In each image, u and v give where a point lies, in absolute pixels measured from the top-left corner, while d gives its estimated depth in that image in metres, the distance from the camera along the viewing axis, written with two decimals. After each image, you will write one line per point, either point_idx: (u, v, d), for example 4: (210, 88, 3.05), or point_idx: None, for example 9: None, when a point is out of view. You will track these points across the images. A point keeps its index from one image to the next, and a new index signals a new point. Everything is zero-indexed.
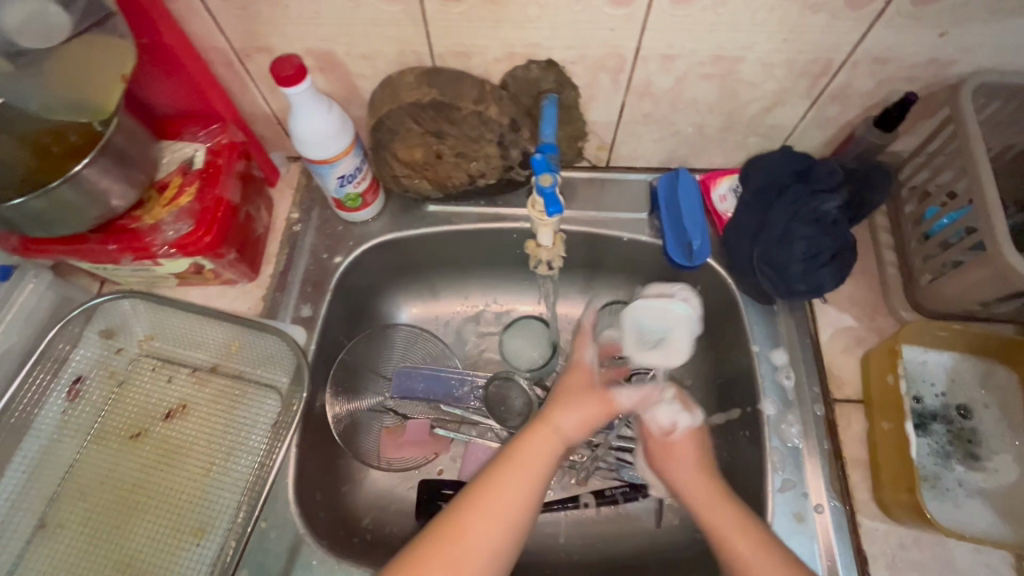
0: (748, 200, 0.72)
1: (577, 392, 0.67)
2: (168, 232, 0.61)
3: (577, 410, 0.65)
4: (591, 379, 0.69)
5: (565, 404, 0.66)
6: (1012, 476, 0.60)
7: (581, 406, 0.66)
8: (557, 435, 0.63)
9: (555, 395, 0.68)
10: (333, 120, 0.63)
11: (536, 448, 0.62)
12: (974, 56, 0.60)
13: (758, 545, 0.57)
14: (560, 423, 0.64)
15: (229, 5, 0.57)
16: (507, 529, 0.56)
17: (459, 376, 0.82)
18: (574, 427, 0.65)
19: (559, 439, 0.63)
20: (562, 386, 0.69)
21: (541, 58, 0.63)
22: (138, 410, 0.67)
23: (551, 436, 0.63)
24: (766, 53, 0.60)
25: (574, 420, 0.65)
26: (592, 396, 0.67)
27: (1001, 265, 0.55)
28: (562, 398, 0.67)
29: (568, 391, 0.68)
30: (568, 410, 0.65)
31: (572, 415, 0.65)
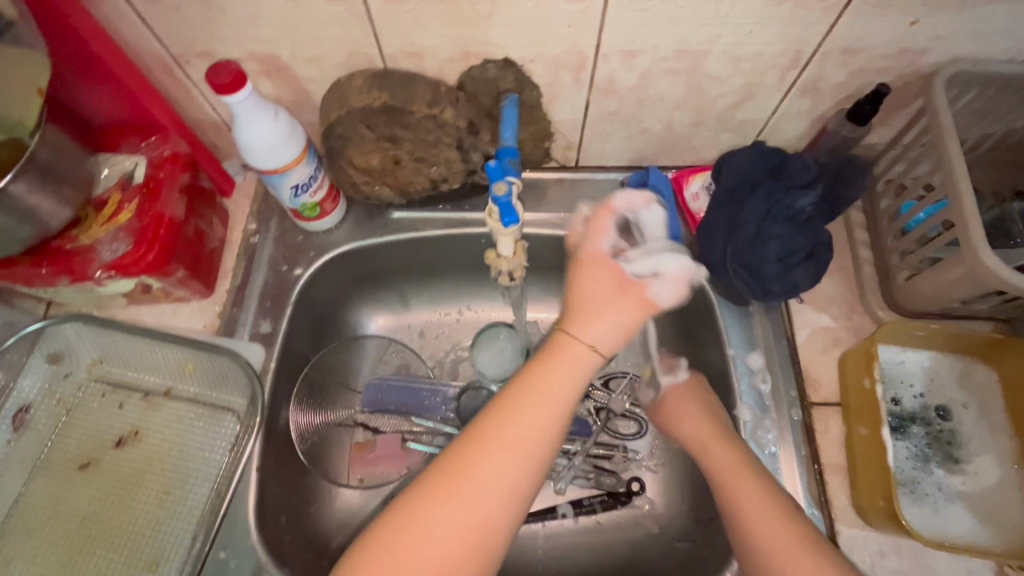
0: (720, 199, 0.69)
1: (607, 295, 0.55)
2: (105, 253, 0.57)
3: (608, 319, 0.54)
4: (619, 278, 0.56)
5: (592, 315, 0.55)
6: (992, 478, 0.58)
7: (609, 314, 0.55)
8: (582, 353, 0.54)
9: (574, 296, 0.56)
10: (280, 128, 0.60)
11: (558, 372, 0.53)
12: (947, 45, 0.58)
13: (778, 523, 0.53)
14: (592, 339, 0.54)
15: (159, 8, 0.53)
16: (524, 468, 0.50)
17: (430, 387, 0.80)
18: (605, 342, 0.54)
19: (585, 359, 0.54)
20: (576, 287, 0.57)
21: (498, 57, 0.60)
22: (87, 438, 0.64)
23: (577, 355, 0.53)
24: (732, 46, 0.58)
25: (605, 333, 0.54)
26: (619, 296, 0.55)
27: (975, 264, 0.53)
28: (585, 306, 0.55)
29: (594, 293, 0.55)
30: (592, 322, 0.54)
31: (602, 327, 0.54)
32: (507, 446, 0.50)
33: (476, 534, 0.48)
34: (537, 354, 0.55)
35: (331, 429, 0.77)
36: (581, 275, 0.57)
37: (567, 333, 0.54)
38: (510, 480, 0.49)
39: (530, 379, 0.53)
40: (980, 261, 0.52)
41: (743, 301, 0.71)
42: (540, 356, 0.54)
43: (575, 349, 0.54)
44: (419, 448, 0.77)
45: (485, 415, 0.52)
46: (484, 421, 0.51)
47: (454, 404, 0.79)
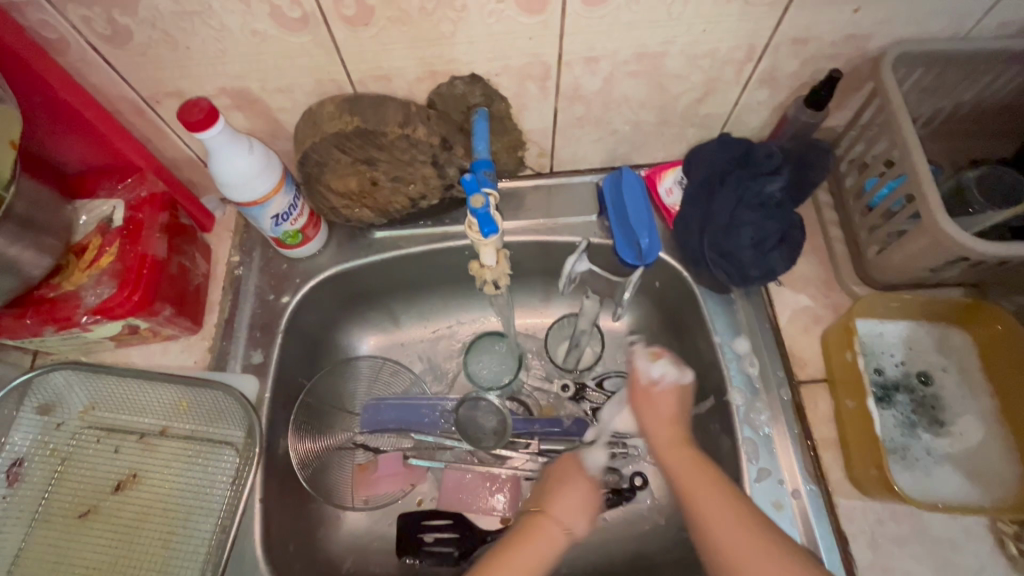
0: (692, 192, 0.71)
1: (574, 481, 0.63)
2: (89, 298, 0.58)
3: (575, 501, 0.61)
4: (584, 477, 0.63)
5: (562, 501, 0.61)
6: (976, 437, 0.60)
7: (576, 495, 0.61)
8: (554, 532, 0.58)
9: (548, 484, 0.63)
10: (256, 160, 0.60)
11: (535, 545, 0.56)
12: (890, 29, 0.60)
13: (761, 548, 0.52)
14: (561, 518, 0.59)
15: (126, 52, 0.54)
16: None
17: (429, 402, 0.78)
18: (573, 527, 0.59)
19: (556, 540, 0.58)
20: (550, 477, 0.64)
21: (464, 73, 0.61)
22: (84, 486, 0.63)
23: (550, 531, 0.58)
24: (687, 45, 0.60)
25: (573, 515, 0.60)
26: (586, 487, 0.62)
27: (937, 234, 0.55)
28: (555, 490, 0.62)
29: (568, 483, 0.62)
30: (562, 507, 0.60)
31: (567, 499, 0.61)
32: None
33: None
34: (513, 529, 0.59)
35: (333, 453, 0.77)
36: (557, 469, 0.65)
37: (539, 512, 0.60)
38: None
39: (513, 543, 0.56)
40: (942, 229, 0.54)
41: (725, 289, 0.73)
42: (521, 527, 0.58)
43: (546, 526, 0.58)
44: (420, 464, 0.77)
45: None
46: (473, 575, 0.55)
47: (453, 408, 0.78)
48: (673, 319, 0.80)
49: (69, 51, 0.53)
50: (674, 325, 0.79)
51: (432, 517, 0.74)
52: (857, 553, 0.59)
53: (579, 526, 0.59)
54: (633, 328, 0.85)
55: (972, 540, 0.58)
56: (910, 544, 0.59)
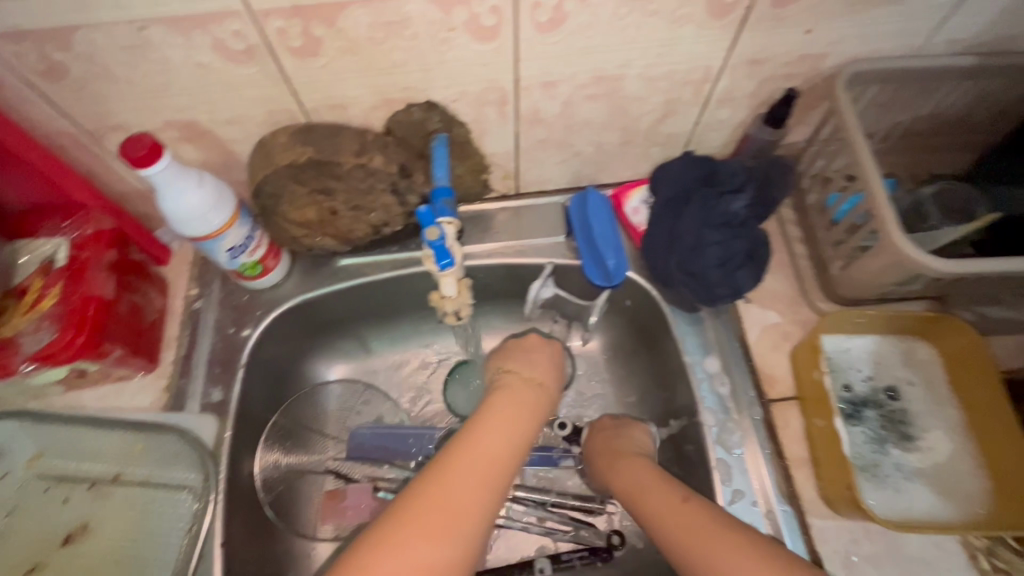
0: (658, 211, 0.72)
1: (542, 355, 0.70)
2: (28, 343, 0.55)
3: (545, 367, 0.69)
4: (552, 349, 0.72)
5: (534, 364, 0.68)
6: (944, 451, 0.60)
7: (544, 364, 0.69)
8: (535, 390, 0.65)
9: (516, 350, 0.70)
10: (207, 193, 0.58)
11: (523, 400, 0.62)
12: (844, 48, 0.61)
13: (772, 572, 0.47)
14: (535, 374, 0.67)
15: (64, 88, 0.52)
16: (484, 483, 0.52)
17: (414, 433, 0.78)
18: (548, 377, 0.68)
19: (542, 402, 0.64)
20: (522, 341, 0.73)
21: (420, 100, 0.60)
22: (31, 540, 0.60)
23: (530, 388, 0.64)
24: (644, 68, 0.60)
25: (546, 373, 0.68)
26: (552, 360, 0.71)
27: (896, 252, 0.56)
28: (528, 361, 0.69)
29: (538, 356, 0.70)
30: (537, 371, 0.68)
31: (540, 364, 0.69)
32: (486, 445, 0.55)
33: (450, 523, 0.48)
34: (496, 391, 0.63)
35: (303, 481, 0.75)
36: (523, 343, 0.72)
37: (515, 375, 0.66)
38: (480, 485, 0.51)
39: (501, 397, 0.62)
40: (899, 247, 0.55)
41: (693, 308, 0.72)
42: (501, 392, 0.63)
43: (526, 392, 0.63)
44: (391, 497, 0.74)
45: (459, 437, 0.56)
46: (464, 431, 0.57)
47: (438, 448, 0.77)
48: (645, 336, 0.79)
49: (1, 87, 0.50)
50: (647, 342, 0.79)
51: None
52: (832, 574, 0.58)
53: (554, 395, 0.67)
54: (608, 347, 0.84)
55: (945, 556, 0.58)
56: (884, 564, 0.58)
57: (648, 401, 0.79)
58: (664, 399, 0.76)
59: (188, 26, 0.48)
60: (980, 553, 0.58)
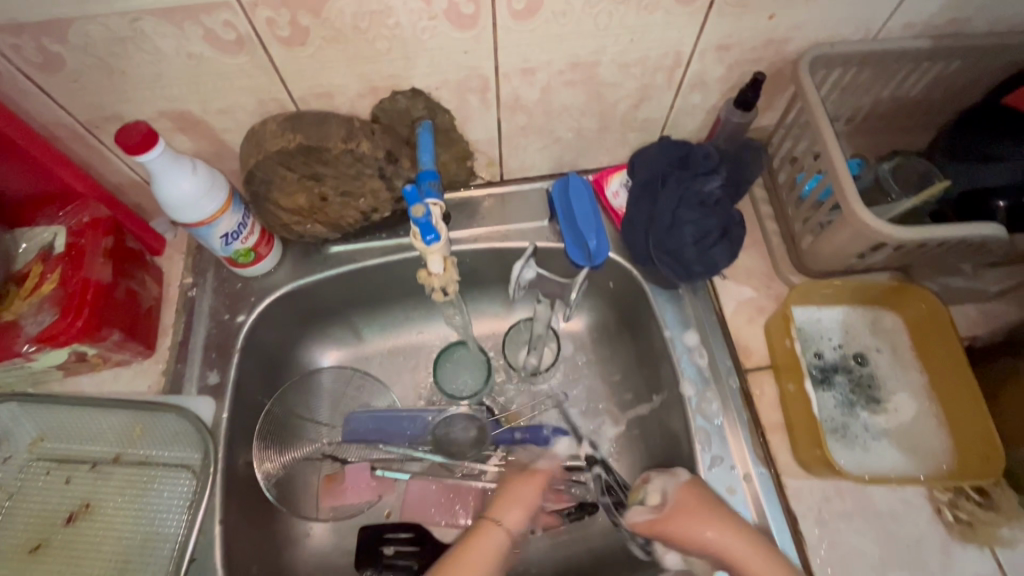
0: (636, 193, 0.74)
1: (525, 495, 0.69)
2: (30, 326, 0.57)
3: (519, 504, 0.68)
4: (533, 487, 0.70)
5: (507, 501, 0.68)
6: (909, 412, 0.64)
7: (521, 503, 0.68)
8: (498, 533, 0.66)
9: (502, 492, 0.70)
10: (200, 180, 0.61)
11: (480, 555, 0.63)
12: (806, 33, 0.64)
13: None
14: (503, 520, 0.67)
15: (61, 79, 0.54)
16: None
17: (409, 415, 0.80)
18: (515, 521, 0.67)
19: (503, 541, 0.65)
20: (502, 487, 0.70)
21: (404, 88, 0.63)
22: (34, 520, 0.61)
23: (500, 537, 0.65)
24: (618, 54, 0.63)
25: (515, 517, 0.67)
26: (533, 496, 0.69)
27: (857, 223, 0.59)
28: (506, 496, 0.69)
29: (517, 489, 0.70)
30: (506, 510, 0.67)
31: (516, 505, 0.68)
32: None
33: None
34: (470, 536, 0.65)
35: (301, 466, 0.77)
36: (507, 479, 0.71)
37: (488, 519, 0.67)
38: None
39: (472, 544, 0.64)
40: (860, 219, 0.58)
41: (672, 285, 0.75)
42: (468, 538, 0.65)
43: (493, 533, 0.65)
44: (391, 474, 0.78)
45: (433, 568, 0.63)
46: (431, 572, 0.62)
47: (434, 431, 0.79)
48: (628, 316, 0.82)
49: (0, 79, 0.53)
50: (630, 322, 0.82)
51: (394, 529, 0.75)
52: (806, 530, 0.61)
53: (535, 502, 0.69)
54: (593, 328, 0.87)
55: (913, 511, 0.61)
56: (855, 519, 0.61)
57: (632, 379, 0.82)
58: (647, 375, 0.79)
59: (180, 17, 0.50)
60: (945, 506, 0.61)
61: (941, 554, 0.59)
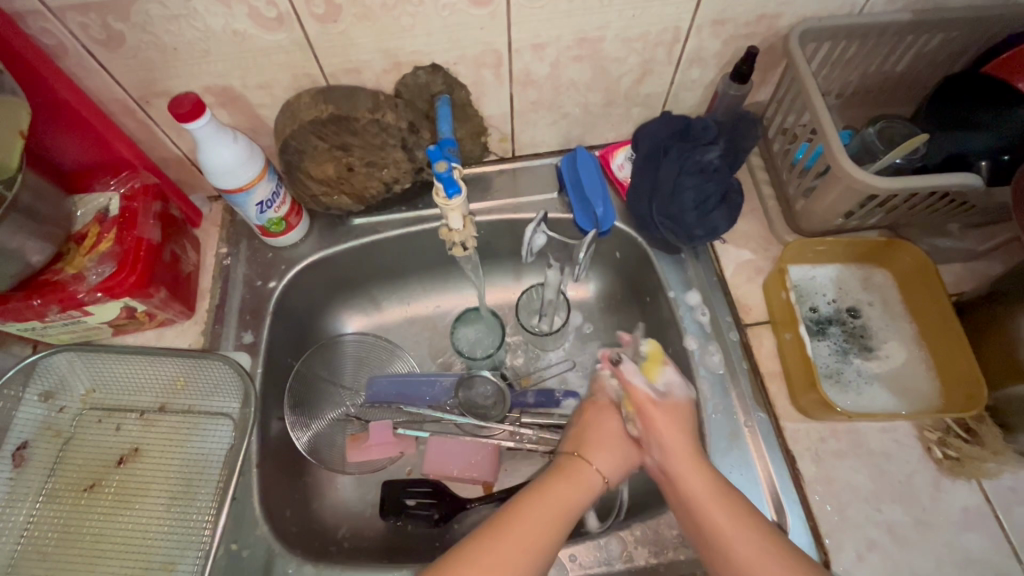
0: (640, 163, 0.79)
1: (609, 430, 0.67)
2: (91, 277, 0.63)
3: (615, 452, 0.65)
4: (619, 424, 0.68)
5: (602, 446, 0.66)
6: (899, 358, 0.68)
7: (614, 448, 0.66)
8: (590, 475, 0.63)
9: (589, 433, 0.68)
10: (240, 148, 0.66)
11: (571, 485, 0.61)
12: (795, 9, 0.69)
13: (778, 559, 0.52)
14: (598, 463, 0.64)
15: (120, 55, 0.60)
16: (550, 536, 0.56)
17: (427, 379, 0.84)
18: (609, 468, 0.65)
19: (593, 480, 0.63)
20: (584, 424, 0.69)
21: (425, 63, 0.69)
22: (90, 462, 0.67)
23: (592, 478, 0.62)
24: (621, 30, 0.68)
25: (611, 463, 0.65)
26: (619, 436, 0.67)
27: (845, 177, 0.64)
28: (591, 439, 0.66)
29: (600, 424, 0.68)
30: (599, 453, 0.65)
31: (607, 445, 0.66)
32: (542, 507, 0.58)
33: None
34: (559, 473, 0.62)
35: (329, 424, 0.83)
36: (586, 415, 0.70)
37: (579, 458, 0.64)
38: (552, 524, 0.57)
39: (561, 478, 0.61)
40: (848, 173, 0.63)
41: (676, 250, 0.80)
42: (556, 472, 0.62)
43: (609, 421, 0.68)
44: (409, 433, 0.81)
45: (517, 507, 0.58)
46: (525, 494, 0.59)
47: (453, 395, 0.83)
48: (634, 282, 0.87)
49: (67, 55, 0.59)
50: (635, 287, 0.87)
51: (417, 484, 0.78)
52: (804, 469, 0.65)
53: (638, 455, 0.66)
54: (601, 297, 0.92)
55: (903, 449, 0.65)
56: (849, 457, 0.65)
57: None
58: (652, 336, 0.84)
59: None
60: (934, 444, 0.65)
61: (930, 488, 0.64)
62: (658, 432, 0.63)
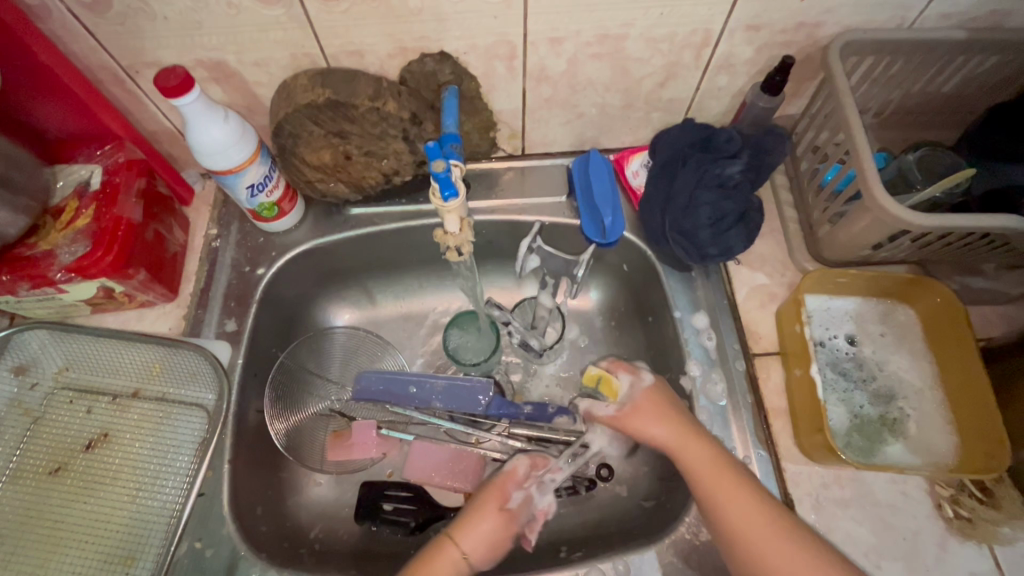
0: (655, 173, 0.74)
1: (489, 521, 0.65)
2: (64, 256, 0.60)
3: (480, 532, 0.64)
4: (497, 521, 0.65)
5: (471, 528, 0.64)
6: (917, 407, 0.64)
7: (486, 532, 0.64)
8: (456, 561, 0.62)
9: (469, 513, 0.65)
10: (231, 129, 0.62)
11: (441, 574, 0.61)
12: (839, 17, 0.63)
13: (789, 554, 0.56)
14: (467, 545, 0.63)
15: (104, 20, 0.56)
16: None
17: (416, 378, 0.77)
18: (478, 549, 0.63)
19: (459, 566, 0.62)
20: (471, 507, 0.66)
21: (433, 51, 0.64)
22: (56, 444, 0.65)
23: (454, 560, 0.62)
24: (646, 29, 0.63)
25: (477, 542, 0.63)
26: (493, 517, 0.65)
27: (875, 209, 0.59)
28: (469, 520, 0.64)
29: (479, 514, 0.65)
30: (467, 536, 0.63)
31: (478, 532, 0.64)
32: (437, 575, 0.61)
33: None
34: (429, 555, 0.62)
35: (311, 419, 0.78)
36: (481, 496, 0.67)
37: (447, 540, 0.63)
38: None
39: (426, 561, 0.62)
40: (879, 204, 0.57)
41: (685, 267, 0.76)
42: (478, 496, 0.67)
43: (491, 496, 0.66)
44: (393, 434, 0.77)
45: None
46: (426, 556, 0.62)
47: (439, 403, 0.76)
48: (639, 297, 0.82)
49: (48, 18, 0.55)
50: (641, 302, 0.82)
51: (394, 487, 0.74)
52: (802, 514, 0.61)
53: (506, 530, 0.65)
54: (603, 310, 0.87)
55: (911, 503, 0.61)
56: (852, 507, 0.61)
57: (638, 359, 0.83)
58: (653, 356, 0.80)
59: None
60: (945, 501, 0.61)
61: (936, 548, 0.60)
62: (642, 420, 0.68)
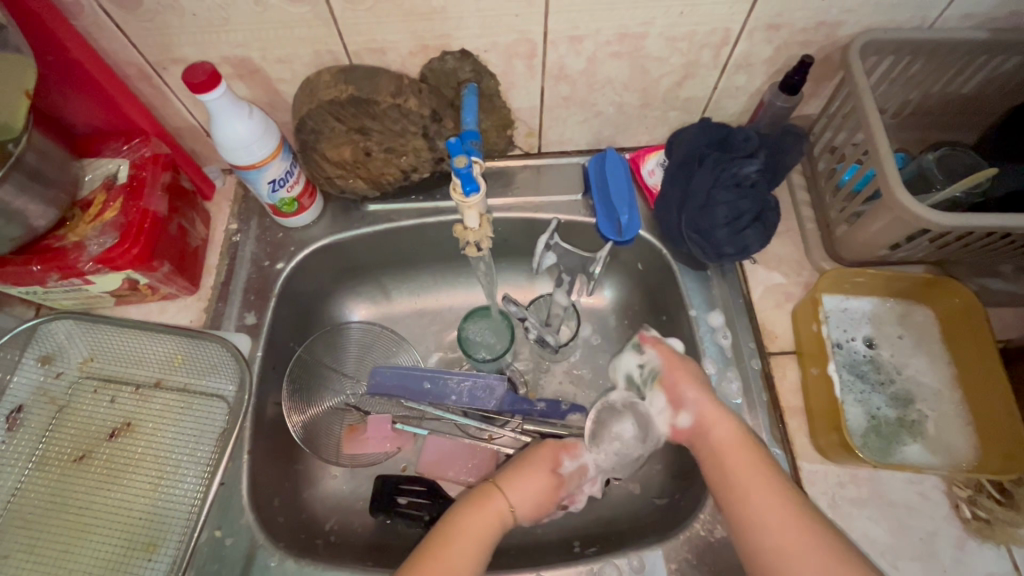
0: (672, 172, 0.74)
1: (539, 477, 0.66)
2: (92, 247, 0.61)
3: (529, 487, 0.65)
4: (548, 479, 0.66)
5: (520, 481, 0.65)
6: (934, 408, 0.64)
7: (534, 489, 0.65)
8: (503, 510, 0.63)
9: (519, 467, 0.67)
10: (255, 125, 0.63)
11: (487, 521, 0.62)
12: (859, 17, 0.63)
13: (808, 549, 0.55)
14: (514, 497, 0.64)
15: (135, 17, 0.58)
16: None
17: (430, 374, 0.79)
18: (524, 503, 0.64)
19: (505, 516, 0.63)
20: (523, 462, 0.67)
21: (454, 49, 0.65)
22: (81, 433, 0.67)
23: (500, 508, 0.63)
24: (666, 27, 0.63)
25: (525, 495, 0.64)
26: (543, 474, 0.66)
27: (896, 209, 0.59)
28: (519, 474, 0.66)
29: (530, 471, 0.66)
30: (516, 489, 0.65)
31: (526, 487, 0.65)
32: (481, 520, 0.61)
33: None
34: (476, 498, 0.64)
35: (327, 412, 0.79)
36: (533, 453, 0.68)
37: (496, 488, 0.64)
38: None
39: (472, 504, 0.63)
40: (901, 203, 0.57)
41: (701, 266, 0.76)
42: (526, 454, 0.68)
43: (544, 456, 0.68)
44: (407, 429, 0.78)
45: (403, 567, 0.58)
46: (472, 499, 0.64)
47: (455, 399, 0.78)
48: (654, 295, 0.82)
49: (81, 14, 0.56)
50: (655, 299, 0.82)
51: (408, 481, 0.74)
52: None
53: (552, 491, 0.66)
54: (617, 307, 0.87)
55: (928, 504, 0.61)
56: (869, 507, 0.61)
57: None
58: None
59: None
60: (963, 502, 0.61)
61: (953, 549, 0.60)
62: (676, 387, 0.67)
